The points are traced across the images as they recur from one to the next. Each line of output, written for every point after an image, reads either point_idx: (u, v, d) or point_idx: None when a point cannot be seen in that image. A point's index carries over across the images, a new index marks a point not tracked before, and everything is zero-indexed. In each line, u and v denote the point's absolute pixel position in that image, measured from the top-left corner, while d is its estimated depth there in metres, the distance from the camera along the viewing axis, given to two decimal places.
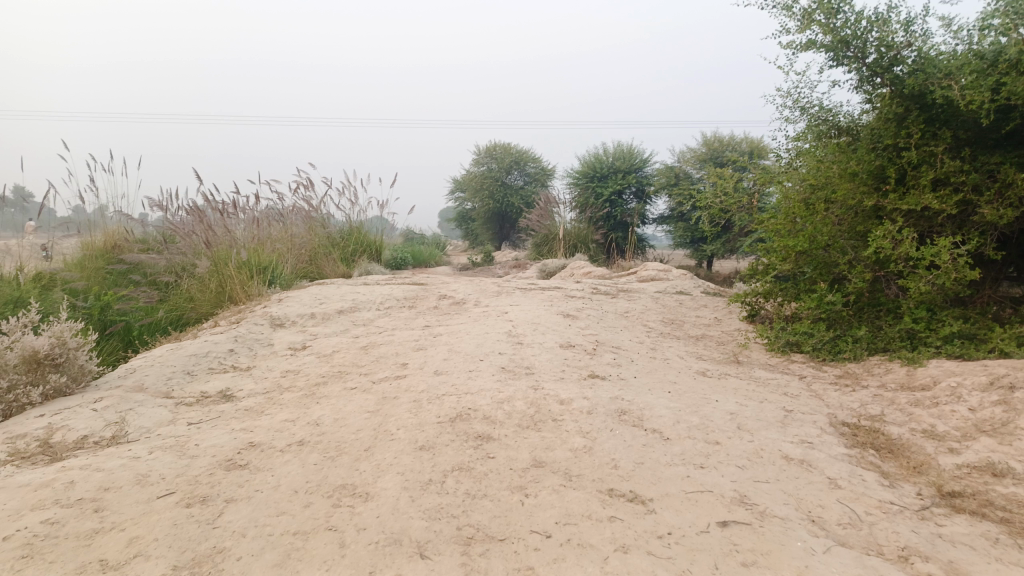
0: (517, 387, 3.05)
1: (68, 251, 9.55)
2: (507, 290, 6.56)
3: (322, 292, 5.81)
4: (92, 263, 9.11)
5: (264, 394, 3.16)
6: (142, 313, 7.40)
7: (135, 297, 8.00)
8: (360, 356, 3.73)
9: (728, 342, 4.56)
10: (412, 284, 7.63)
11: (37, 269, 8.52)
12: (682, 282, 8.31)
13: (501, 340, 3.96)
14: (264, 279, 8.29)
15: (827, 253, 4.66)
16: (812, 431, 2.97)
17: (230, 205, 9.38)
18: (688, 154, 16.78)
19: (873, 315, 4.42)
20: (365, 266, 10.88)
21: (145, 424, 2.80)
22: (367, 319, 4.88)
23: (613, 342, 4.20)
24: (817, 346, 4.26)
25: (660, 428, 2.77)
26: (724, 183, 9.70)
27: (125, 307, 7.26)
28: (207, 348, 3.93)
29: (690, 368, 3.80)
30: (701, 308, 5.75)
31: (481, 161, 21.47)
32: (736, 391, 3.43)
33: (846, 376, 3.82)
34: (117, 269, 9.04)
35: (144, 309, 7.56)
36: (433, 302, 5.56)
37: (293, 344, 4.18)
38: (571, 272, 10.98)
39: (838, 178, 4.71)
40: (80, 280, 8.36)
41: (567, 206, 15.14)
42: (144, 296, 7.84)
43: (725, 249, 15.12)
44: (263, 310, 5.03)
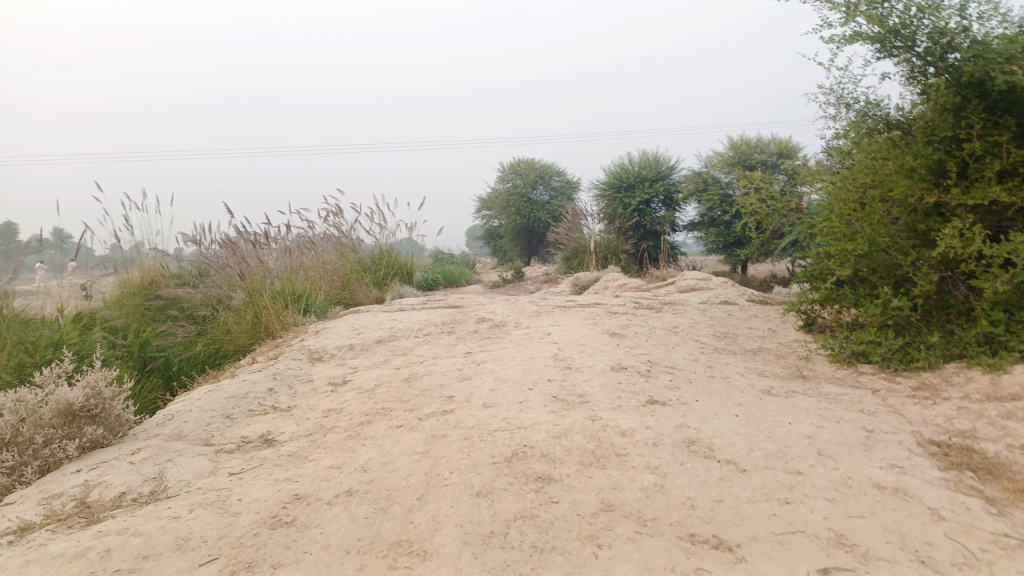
0: (573, 418, 2.85)
1: (107, 289, 9.59)
2: (545, 309, 6.36)
3: (359, 320, 5.67)
4: (130, 301, 9.13)
5: (307, 437, 3.00)
6: (181, 348, 7.36)
7: (173, 332, 7.96)
8: (403, 389, 3.57)
9: (787, 355, 4.30)
10: (448, 306, 7.48)
11: (77, 308, 8.55)
12: (724, 291, 8.04)
13: (549, 364, 3.77)
14: (299, 308, 8.21)
15: (887, 254, 4.39)
16: (899, 454, 2.72)
17: (263, 236, 9.34)
18: (716, 159, 16.23)
19: (944, 318, 4.12)
20: (398, 289, 10.77)
21: (184, 477, 2.65)
22: (406, 348, 4.73)
23: (667, 361, 3.98)
24: (887, 355, 3.99)
25: (734, 459, 2.55)
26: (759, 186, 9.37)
27: (164, 343, 7.22)
28: (246, 388, 3.79)
29: (753, 387, 3.56)
30: (752, 319, 5.49)
31: (506, 178, 21.38)
32: (808, 411, 3.18)
33: (924, 388, 3.54)
34: (155, 305, 9.04)
35: (183, 343, 7.51)
36: (472, 326, 5.39)
37: (333, 379, 4.03)
38: (606, 286, 10.75)
39: (894, 176, 4.43)
40: (119, 318, 8.34)
41: (596, 217, 14.91)
42: (182, 330, 7.79)
43: (759, 253, 14.75)
44: (300, 344, 4.90)
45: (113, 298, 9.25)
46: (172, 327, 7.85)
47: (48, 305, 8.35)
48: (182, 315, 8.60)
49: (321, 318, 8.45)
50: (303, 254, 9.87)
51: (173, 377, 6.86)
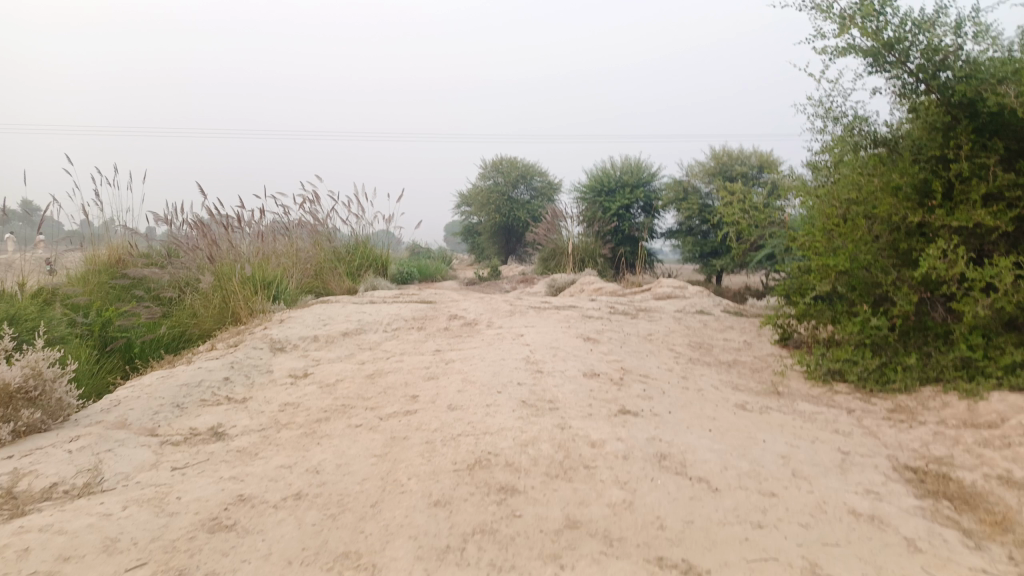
0: (541, 426, 2.73)
1: (71, 265, 9.28)
2: (519, 309, 6.23)
3: (327, 311, 5.49)
4: (95, 278, 8.83)
5: (259, 432, 2.84)
6: (145, 329, 7.12)
7: (137, 313, 7.68)
8: (366, 386, 3.41)
9: (763, 370, 4.22)
10: (420, 301, 7.33)
11: (38, 284, 8.26)
12: (700, 300, 7.97)
13: (519, 367, 3.64)
14: (268, 295, 7.99)
15: (868, 272, 4.33)
16: (875, 479, 2.63)
17: (235, 219, 9.09)
18: (697, 168, 16.17)
19: (921, 341, 4.07)
20: (371, 281, 10.57)
21: (123, 469, 2.47)
22: (373, 342, 4.57)
23: (640, 370, 3.87)
24: (863, 375, 3.91)
25: (707, 477, 2.44)
26: (739, 198, 9.28)
27: (127, 323, 6.98)
28: (200, 376, 3.61)
29: (728, 401, 3.46)
30: (728, 330, 5.41)
31: (487, 175, 21.22)
32: (782, 429, 3.09)
33: (899, 410, 3.47)
34: (121, 284, 8.75)
35: (147, 325, 7.26)
36: (443, 323, 5.24)
37: (294, 371, 3.86)
38: (581, 289, 10.65)
39: (879, 193, 4.36)
40: (82, 296, 8.12)
41: (574, 220, 14.82)
42: (147, 311, 7.54)
43: (735, 264, 14.78)
44: (263, 332, 4.72)
45: (78, 274, 8.94)
46: (136, 308, 7.46)
47: (7, 278, 8.04)
48: (148, 296, 8.32)
49: (290, 306, 8.24)
50: (275, 240, 9.62)
51: (134, 359, 6.73)
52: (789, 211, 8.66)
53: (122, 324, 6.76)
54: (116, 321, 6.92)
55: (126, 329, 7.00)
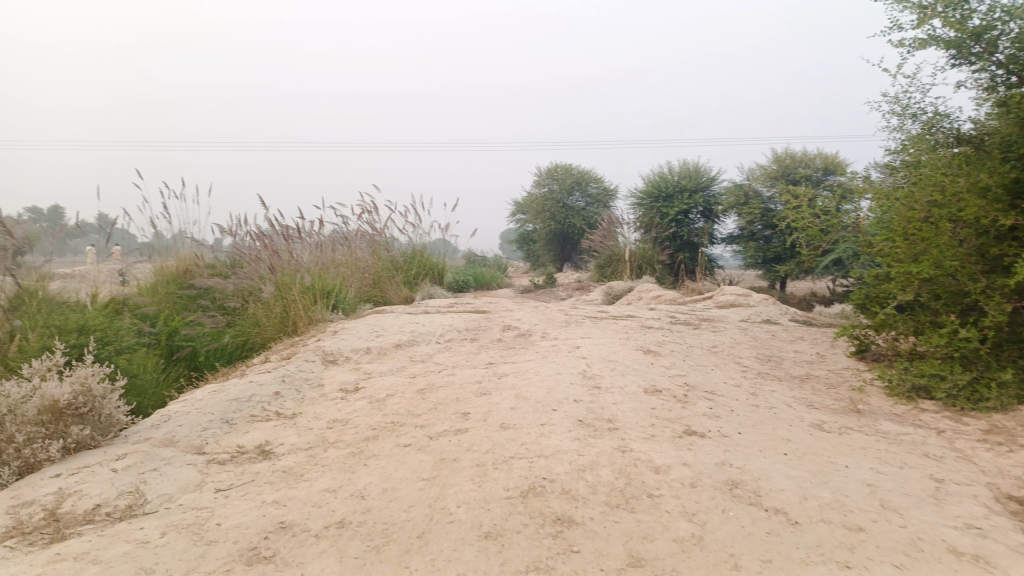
0: (600, 448, 2.54)
1: (142, 275, 9.52)
2: (576, 319, 6.05)
3: (380, 322, 5.43)
4: (164, 288, 9.03)
5: (306, 451, 2.74)
6: (208, 338, 7.21)
7: (202, 322, 7.72)
8: (416, 401, 3.28)
9: (839, 385, 3.93)
10: (475, 310, 7.21)
11: (110, 295, 8.49)
12: (766, 309, 7.65)
13: (576, 382, 3.46)
14: (327, 304, 8.02)
15: (955, 280, 4.00)
16: (976, 511, 2.35)
17: (294, 230, 9.18)
18: (758, 172, 15.61)
19: (1017, 353, 3.71)
20: (428, 289, 10.54)
21: (167, 490, 2.40)
22: (426, 354, 4.45)
23: (705, 385, 3.64)
24: (952, 391, 3.60)
25: (784, 508, 2.22)
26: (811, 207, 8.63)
27: (192, 332, 7.08)
28: (251, 389, 3.55)
29: (802, 421, 3.20)
30: (798, 341, 5.11)
31: (542, 182, 21.09)
32: (865, 453, 2.82)
33: (996, 431, 3.14)
34: (188, 294, 8.92)
35: (212, 334, 7.36)
36: (497, 334, 5.10)
37: (345, 385, 3.78)
38: (639, 297, 10.40)
39: (965, 194, 4.03)
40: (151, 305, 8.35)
41: (632, 226, 14.55)
42: (211, 321, 7.63)
43: (799, 269, 14.26)
44: (315, 344, 4.67)
45: (148, 285, 9.16)
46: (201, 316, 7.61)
47: (82, 290, 8.32)
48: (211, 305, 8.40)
49: (348, 316, 8.25)
50: (335, 249, 9.66)
51: (198, 367, 6.94)
52: (858, 214, 8.21)
53: (187, 333, 6.98)
54: (182, 330, 7.21)
55: (192, 338, 7.18)
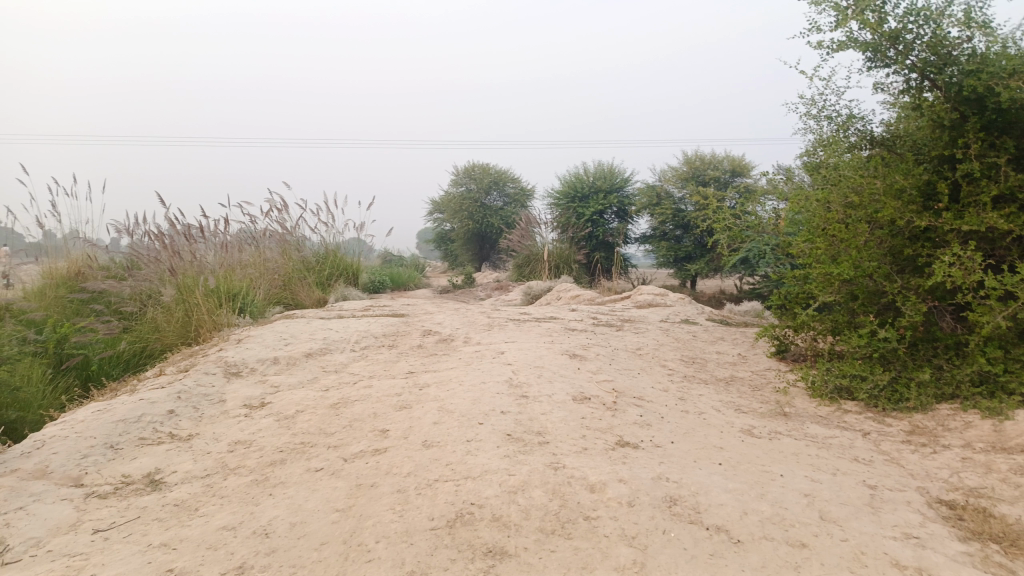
0: (531, 466, 2.36)
1: (29, 279, 8.71)
2: (498, 322, 5.88)
3: (290, 329, 5.09)
4: (53, 292, 8.28)
5: (202, 480, 2.43)
6: (102, 346, 6.64)
7: (95, 329, 7.11)
8: (329, 418, 3.02)
9: (763, 387, 3.91)
10: (393, 314, 6.93)
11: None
12: (683, 309, 7.71)
13: (502, 391, 3.27)
14: (234, 308, 7.55)
15: (872, 280, 4.05)
16: (911, 518, 2.30)
17: (198, 230, 8.61)
18: (670, 173, 15.89)
19: (932, 352, 3.77)
20: (342, 291, 10.14)
21: (34, 533, 2.05)
22: (340, 363, 4.17)
23: (634, 391, 3.53)
24: (873, 392, 3.62)
25: (725, 526, 2.10)
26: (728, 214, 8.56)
27: (83, 339, 6.50)
28: (141, 408, 3.19)
29: (732, 427, 3.13)
30: (720, 342, 5.11)
31: (459, 182, 20.87)
32: (798, 460, 2.76)
33: (919, 433, 3.15)
34: (80, 298, 8.21)
35: (106, 341, 6.78)
36: (416, 340, 4.86)
37: (250, 400, 3.47)
38: (558, 297, 10.36)
39: (882, 195, 4.08)
40: (37, 311, 7.64)
41: (549, 225, 14.54)
42: (105, 327, 7.03)
43: (709, 267, 14.59)
44: (217, 355, 4.31)
45: (34, 289, 8.39)
46: (93, 321, 7.03)
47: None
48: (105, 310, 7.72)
49: (257, 320, 7.80)
50: (242, 249, 9.14)
51: (91, 378, 6.36)
52: (766, 215, 8.41)
53: (77, 339, 6.34)
54: (72, 337, 6.56)
55: (82, 345, 6.57)
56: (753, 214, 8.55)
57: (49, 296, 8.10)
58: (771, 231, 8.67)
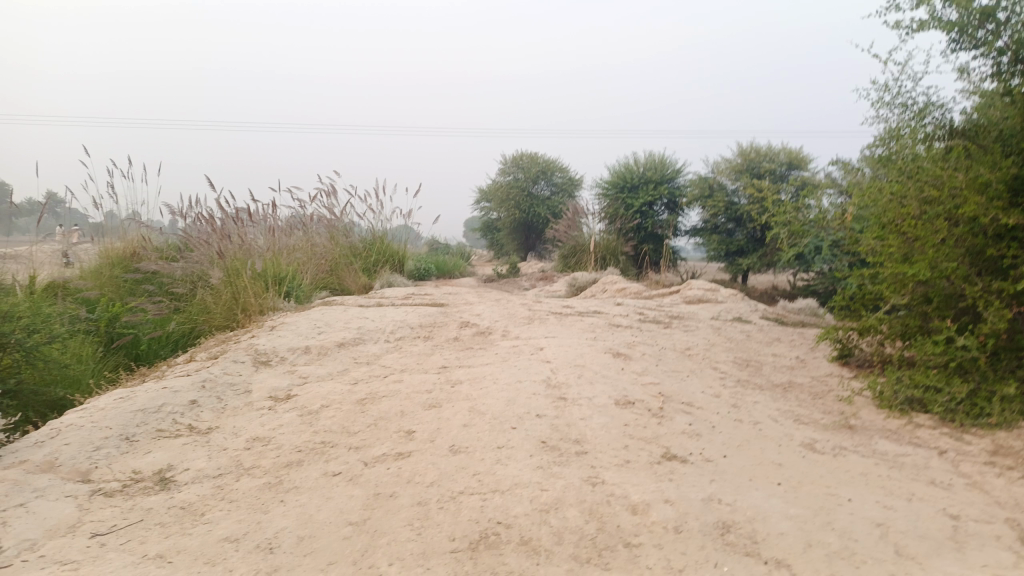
0: (567, 481, 2.13)
1: (86, 258, 8.81)
2: (540, 314, 5.65)
3: (326, 316, 4.95)
4: (108, 272, 8.31)
5: (213, 481, 2.27)
6: (153, 327, 6.65)
7: (146, 309, 7.05)
8: (354, 415, 2.84)
9: (825, 395, 3.60)
10: (433, 303, 6.76)
11: (50, 279, 7.82)
12: (736, 306, 7.36)
13: (539, 392, 3.05)
14: (279, 293, 7.49)
15: (950, 282, 3.68)
16: (1004, 558, 1.99)
17: (246, 213, 8.57)
18: (723, 165, 15.36)
19: (1016, 364, 3.39)
20: (387, 278, 10.05)
21: (29, 534, 1.91)
22: (372, 355, 4.00)
23: (682, 396, 3.26)
24: (950, 406, 3.27)
25: (785, 559, 1.84)
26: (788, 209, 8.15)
27: (134, 320, 6.52)
28: (162, 398, 3.07)
29: (791, 440, 2.85)
30: (776, 344, 4.79)
31: (507, 171, 20.64)
32: (867, 482, 2.46)
33: (1004, 454, 2.81)
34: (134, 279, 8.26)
35: (155, 322, 6.78)
36: (454, 332, 4.67)
37: (276, 392, 3.32)
38: (604, 289, 10.09)
39: (964, 189, 3.69)
40: (92, 290, 7.71)
41: (597, 216, 14.22)
42: (155, 308, 7.01)
43: (762, 262, 14.08)
44: (247, 342, 4.18)
45: (90, 268, 8.47)
46: (144, 302, 7.03)
47: (18, 271, 7.59)
48: (156, 290, 7.69)
49: (301, 305, 7.73)
50: (291, 235, 9.10)
51: (139, 358, 6.37)
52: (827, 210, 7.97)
53: (128, 318, 6.29)
54: (123, 317, 6.65)
55: (132, 325, 6.55)
56: (813, 208, 8.12)
57: (104, 276, 8.17)
58: (831, 227, 8.22)
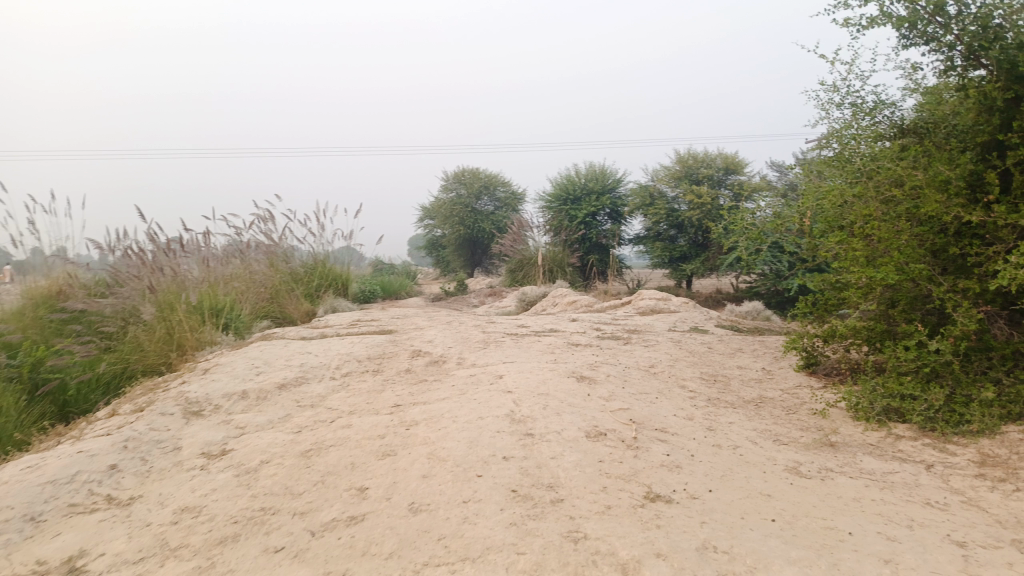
0: (545, 539, 1.88)
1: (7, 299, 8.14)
2: (494, 337, 5.41)
3: (267, 353, 4.60)
4: (32, 312, 7.65)
5: (133, 568, 1.94)
6: (82, 369, 6.14)
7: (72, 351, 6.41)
8: (298, 471, 2.54)
9: (799, 410, 3.44)
10: (381, 331, 6.45)
11: None
12: (690, 316, 7.24)
13: (502, 430, 2.80)
14: (217, 325, 7.04)
15: (916, 284, 3.59)
16: None
17: (178, 244, 8.09)
18: (663, 173, 15.38)
19: (986, 364, 3.31)
20: (331, 303, 9.66)
21: None
22: (317, 396, 3.68)
23: (654, 422, 3.05)
24: (929, 414, 3.15)
25: None
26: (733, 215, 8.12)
27: (61, 363, 6.00)
28: (76, 465, 2.70)
29: (775, 464, 2.66)
30: (739, 355, 4.64)
31: (449, 187, 20.39)
32: (863, 510, 2.28)
33: (992, 464, 2.68)
34: (59, 319, 7.59)
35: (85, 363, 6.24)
36: (405, 362, 4.38)
37: (209, 447, 2.99)
38: (554, 304, 9.90)
39: (924, 188, 3.61)
40: (15, 333, 7.08)
41: (542, 229, 14.10)
42: (84, 349, 6.43)
43: (705, 267, 14.13)
44: (177, 390, 3.81)
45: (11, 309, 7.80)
46: (71, 342, 6.52)
47: None
48: (86, 330, 7.15)
49: (242, 338, 7.29)
50: (227, 263, 8.64)
51: (69, 405, 5.84)
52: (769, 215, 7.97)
53: (53, 364, 5.80)
54: (49, 360, 6.06)
55: (60, 368, 6.03)
56: (756, 211, 8.07)
57: (27, 316, 7.51)
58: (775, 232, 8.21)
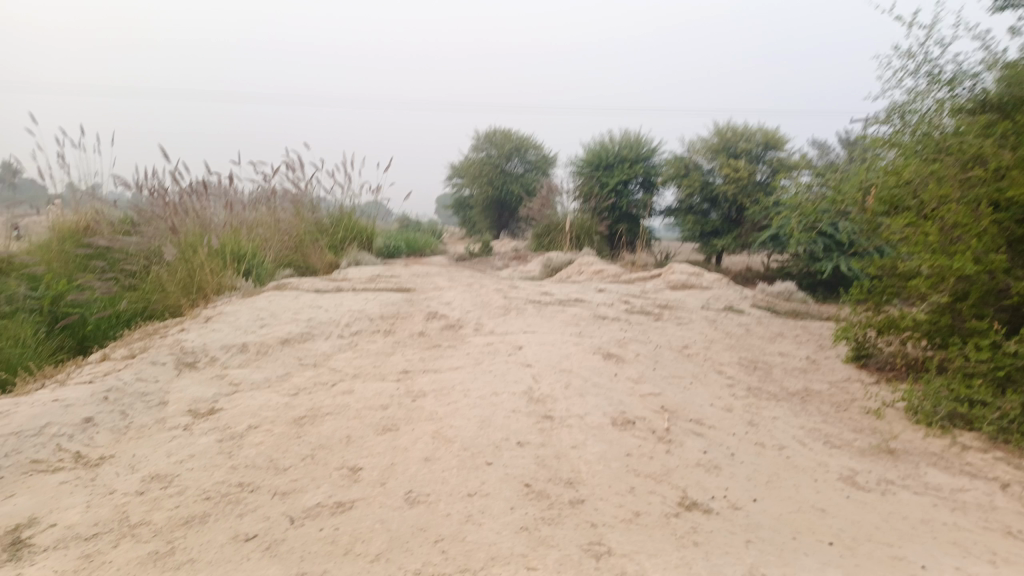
0: (562, 553, 1.58)
1: (33, 232, 7.91)
2: (517, 303, 5.10)
3: (275, 305, 4.34)
4: (57, 245, 7.30)
5: (83, 546, 1.67)
6: (103, 305, 5.77)
7: (91, 287, 6.04)
8: (287, 440, 2.26)
9: (850, 408, 3.09)
10: (398, 289, 6.16)
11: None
12: (723, 294, 6.86)
13: (518, 410, 2.50)
14: (239, 270, 6.78)
15: (993, 277, 3.17)
16: None
17: (202, 185, 7.83)
18: (700, 144, 14.76)
19: None
20: (354, 255, 9.39)
21: None
22: (320, 354, 3.41)
23: (689, 412, 2.73)
24: (1003, 424, 2.76)
25: None
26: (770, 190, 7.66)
27: (82, 297, 5.73)
28: (47, 416, 2.44)
29: (826, 472, 2.33)
30: (780, 340, 4.29)
31: (480, 146, 19.92)
32: (934, 537, 1.95)
33: None
34: (85, 255, 7.27)
35: (105, 300, 5.87)
36: (419, 325, 4.09)
37: (197, 404, 2.73)
38: (579, 272, 9.56)
39: (1011, 170, 3.13)
40: (39, 266, 6.67)
41: (571, 194, 13.68)
42: (103, 285, 6.05)
43: (737, 244, 13.64)
44: (173, 338, 3.56)
45: (38, 241, 7.44)
46: (92, 278, 6.30)
47: None
48: (109, 266, 6.91)
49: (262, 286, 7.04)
50: (252, 209, 8.38)
51: (87, 341, 5.51)
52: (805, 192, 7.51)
53: (73, 297, 5.61)
54: (68, 294, 5.69)
55: (80, 304, 5.78)
56: (795, 186, 7.56)
57: (51, 249, 7.12)
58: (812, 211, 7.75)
